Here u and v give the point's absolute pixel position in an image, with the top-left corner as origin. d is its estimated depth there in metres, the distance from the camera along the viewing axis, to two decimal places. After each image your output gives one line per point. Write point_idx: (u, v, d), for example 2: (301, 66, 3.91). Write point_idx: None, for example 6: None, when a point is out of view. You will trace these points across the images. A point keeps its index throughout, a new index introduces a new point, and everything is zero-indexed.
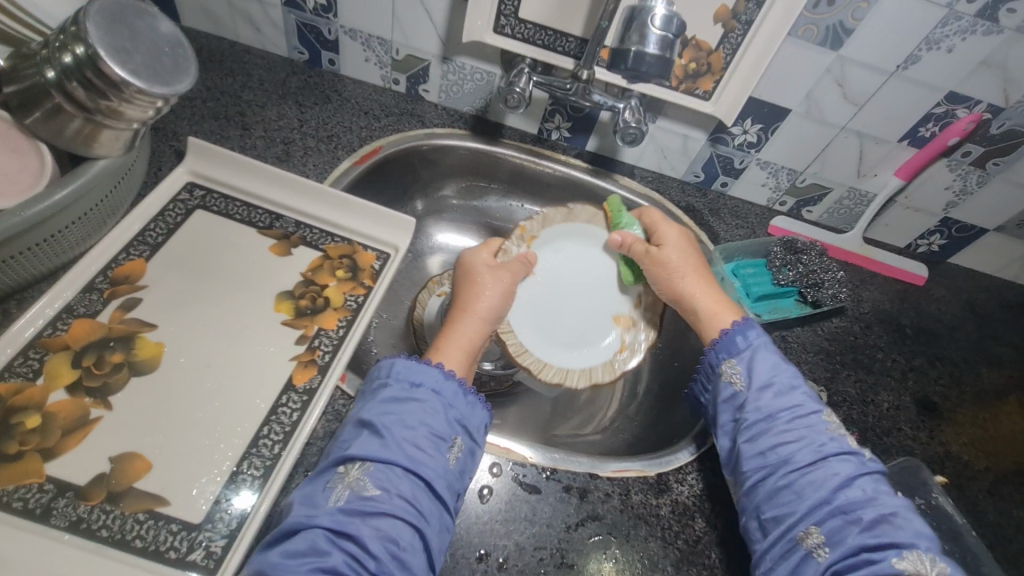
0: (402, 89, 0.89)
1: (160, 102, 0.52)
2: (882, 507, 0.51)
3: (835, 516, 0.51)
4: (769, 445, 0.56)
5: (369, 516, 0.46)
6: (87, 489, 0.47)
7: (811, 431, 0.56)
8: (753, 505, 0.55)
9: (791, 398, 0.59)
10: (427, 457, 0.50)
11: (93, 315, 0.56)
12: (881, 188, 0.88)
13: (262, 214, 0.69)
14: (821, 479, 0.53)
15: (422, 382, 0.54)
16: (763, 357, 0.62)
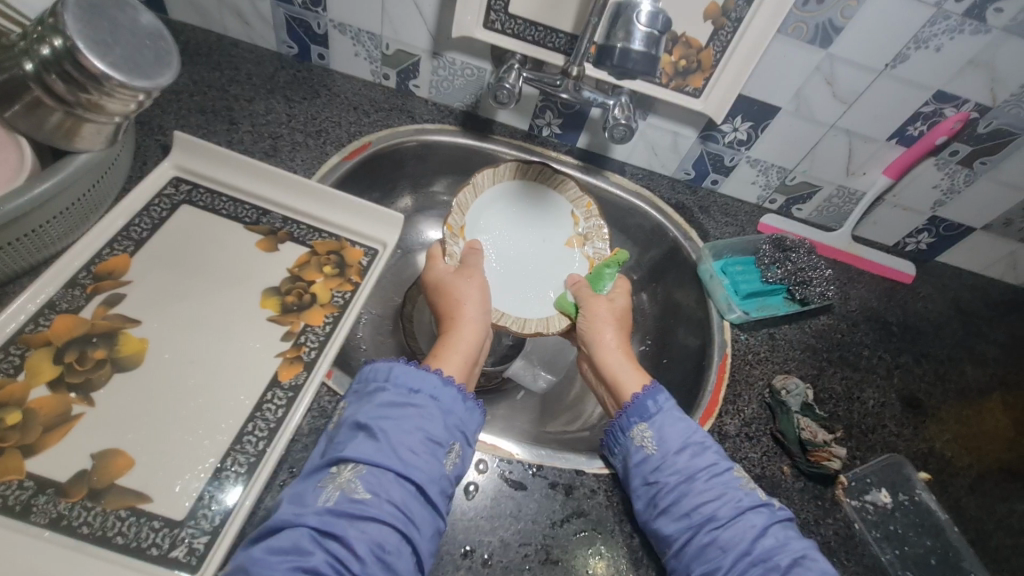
0: (392, 84, 0.89)
1: (140, 96, 0.52)
2: (794, 552, 0.51)
3: (756, 566, 0.50)
4: (690, 506, 0.54)
5: (350, 522, 0.45)
6: (69, 485, 0.47)
7: (728, 485, 0.55)
8: (681, 567, 0.53)
9: (704, 457, 0.57)
10: (419, 461, 0.50)
11: (75, 311, 0.56)
12: (870, 186, 0.89)
13: (249, 210, 0.69)
14: (742, 533, 0.52)
15: (421, 388, 0.54)
16: (678, 414, 0.60)
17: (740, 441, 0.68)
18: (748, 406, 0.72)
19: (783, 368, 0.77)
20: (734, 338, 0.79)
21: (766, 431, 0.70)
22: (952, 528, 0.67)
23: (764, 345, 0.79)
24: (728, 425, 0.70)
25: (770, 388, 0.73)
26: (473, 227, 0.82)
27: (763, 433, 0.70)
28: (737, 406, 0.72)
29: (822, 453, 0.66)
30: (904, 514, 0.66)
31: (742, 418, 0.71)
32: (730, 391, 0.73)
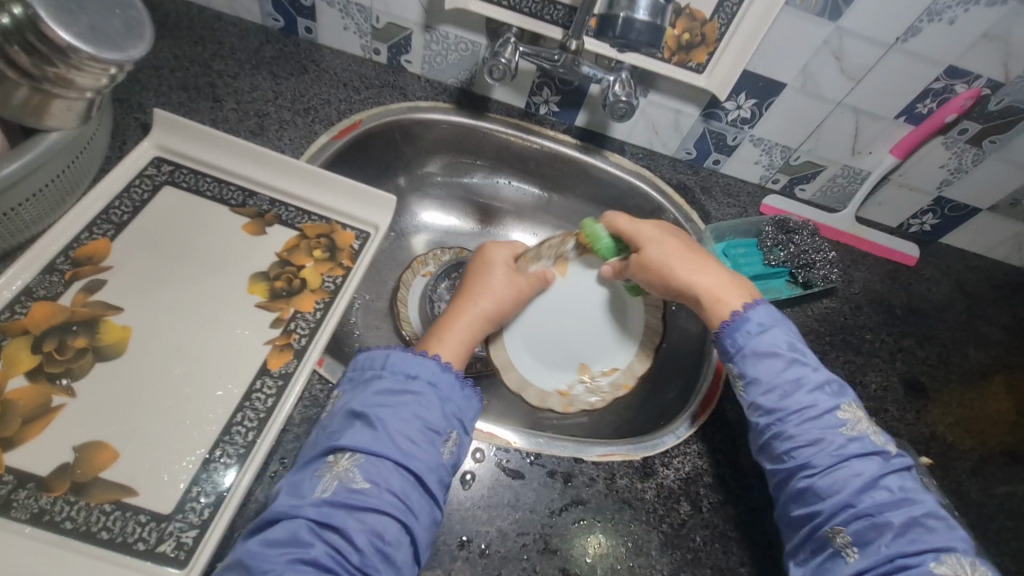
0: (383, 60, 0.85)
1: (113, 70, 0.48)
2: (908, 507, 0.50)
3: (860, 520, 0.49)
4: (787, 449, 0.54)
5: (351, 511, 0.44)
6: (50, 480, 0.45)
7: (829, 430, 0.53)
8: (784, 502, 0.55)
9: (798, 398, 0.55)
10: (415, 449, 0.48)
11: (53, 298, 0.53)
12: (876, 166, 0.86)
13: (235, 191, 0.66)
14: (842, 481, 0.51)
15: (419, 374, 0.53)
16: (768, 351, 0.57)
17: None
18: None
19: None
20: None
21: None
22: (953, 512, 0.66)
23: None
24: None
25: None
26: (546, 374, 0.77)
27: None
28: None
29: None
30: None
31: None
32: None
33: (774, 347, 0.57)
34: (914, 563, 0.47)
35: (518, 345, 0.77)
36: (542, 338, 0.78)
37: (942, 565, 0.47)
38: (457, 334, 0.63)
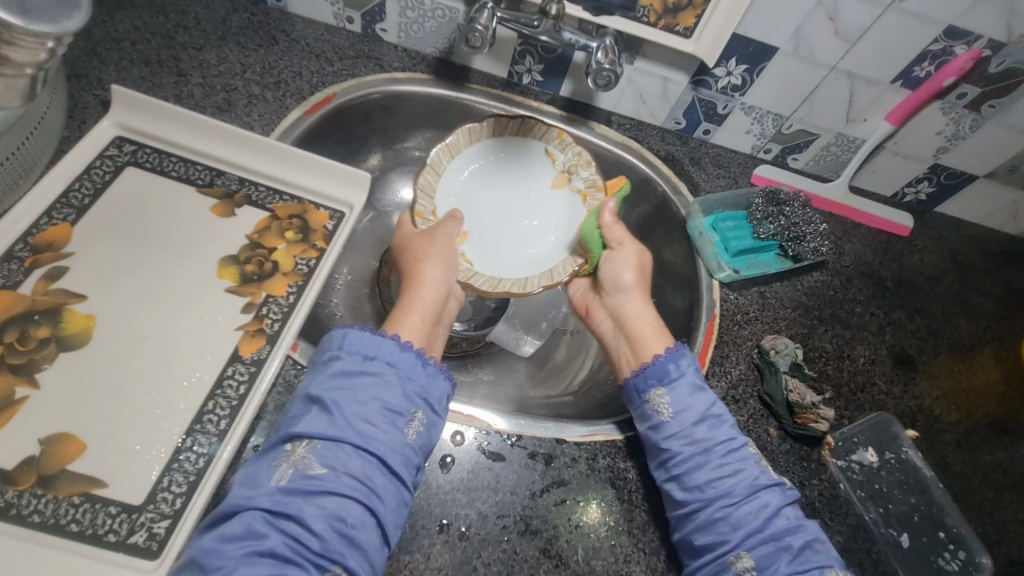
0: (358, 29, 0.81)
1: (52, 44, 0.44)
2: (805, 534, 0.51)
3: (767, 545, 0.50)
4: (705, 479, 0.53)
5: (308, 496, 0.44)
6: (15, 473, 0.44)
7: (745, 461, 0.54)
8: (684, 530, 0.52)
9: (722, 431, 0.55)
10: (378, 431, 0.48)
11: (14, 287, 0.51)
12: (870, 134, 0.84)
13: (202, 171, 0.64)
14: (753, 511, 0.51)
15: (376, 354, 0.52)
16: (700, 384, 0.57)
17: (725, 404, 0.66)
18: (735, 366, 0.69)
19: (773, 328, 0.74)
20: (724, 298, 0.75)
21: (753, 393, 0.67)
22: (937, 484, 0.66)
23: (754, 304, 0.76)
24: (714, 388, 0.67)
25: (758, 349, 0.70)
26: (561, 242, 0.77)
27: (750, 396, 0.67)
28: (724, 368, 0.69)
29: (809, 415, 0.64)
30: (889, 472, 0.66)
31: (728, 380, 0.68)
32: (717, 353, 0.70)
33: (703, 380, 0.58)
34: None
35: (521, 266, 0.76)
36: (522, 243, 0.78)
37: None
38: (428, 274, 0.64)
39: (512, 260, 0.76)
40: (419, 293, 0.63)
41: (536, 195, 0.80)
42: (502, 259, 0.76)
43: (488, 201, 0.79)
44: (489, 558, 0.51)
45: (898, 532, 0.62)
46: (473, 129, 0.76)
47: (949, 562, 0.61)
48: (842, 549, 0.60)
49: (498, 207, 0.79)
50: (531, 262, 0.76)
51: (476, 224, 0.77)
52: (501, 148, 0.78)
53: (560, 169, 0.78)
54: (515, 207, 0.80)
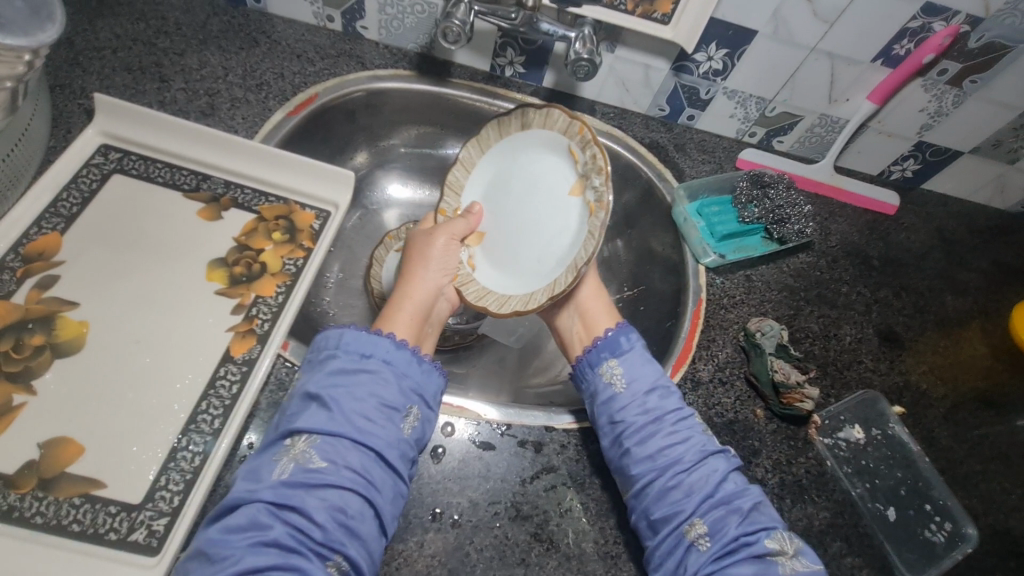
0: (339, 28, 0.82)
1: (28, 57, 0.45)
2: (754, 497, 0.54)
3: (718, 509, 0.52)
4: (657, 447, 0.55)
5: (310, 487, 0.45)
6: (17, 477, 0.45)
7: (694, 430, 0.57)
8: (642, 505, 0.53)
9: (672, 400, 0.58)
10: (377, 424, 0.49)
11: (7, 296, 0.52)
12: (853, 114, 0.84)
13: (188, 176, 0.64)
14: (704, 476, 0.53)
15: (373, 353, 0.53)
16: (648, 358, 0.61)
17: (713, 386, 0.67)
18: (722, 350, 0.70)
19: (759, 311, 0.75)
20: (710, 283, 0.76)
21: (740, 375, 0.68)
22: (923, 458, 0.68)
23: (740, 288, 0.76)
24: (701, 371, 0.68)
25: (744, 331, 0.71)
26: (550, 267, 0.66)
27: (737, 377, 0.68)
28: (711, 352, 0.70)
29: (794, 395, 0.64)
30: (875, 448, 0.67)
31: (715, 363, 0.69)
32: (704, 337, 0.71)
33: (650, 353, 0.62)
34: (753, 543, 0.50)
35: (513, 277, 0.69)
36: (523, 252, 0.69)
37: (776, 540, 0.51)
38: (420, 273, 0.66)
39: (508, 268, 0.70)
40: (411, 290, 0.65)
41: (552, 203, 0.69)
42: (498, 265, 0.71)
43: (507, 200, 0.73)
44: (481, 544, 0.52)
45: (884, 506, 0.63)
46: (502, 121, 0.71)
47: (935, 533, 0.62)
48: (829, 525, 0.61)
49: (519, 209, 0.71)
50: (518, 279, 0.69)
51: (492, 224, 0.73)
52: (534, 143, 0.71)
53: (577, 172, 0.65)
54: (533, 211, 0.70)
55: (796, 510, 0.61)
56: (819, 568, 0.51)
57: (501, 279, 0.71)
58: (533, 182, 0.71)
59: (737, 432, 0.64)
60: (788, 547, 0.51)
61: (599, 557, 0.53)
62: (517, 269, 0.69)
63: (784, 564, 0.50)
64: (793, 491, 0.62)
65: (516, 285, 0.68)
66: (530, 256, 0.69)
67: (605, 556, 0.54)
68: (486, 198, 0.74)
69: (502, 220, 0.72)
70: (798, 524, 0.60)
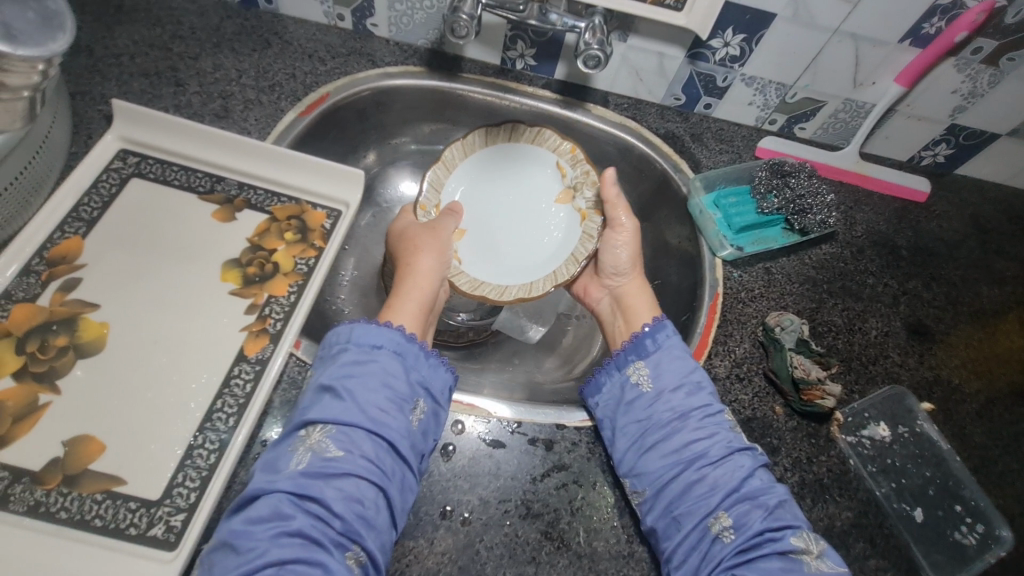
0: (349, 26, 0.82)
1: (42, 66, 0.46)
2: (779, 494, 0.51)
3: (743, 503, 0.50)
4: (681, 442, 0.53)
5: (327, 476, 0.46)
6: (43, 474, 0.47)
7: (721, 425, 0.54)
8: (664, 503, 0.51)
9: (700, 397, 0.55)
10: (388, 415, 0.50)
11: (32, 299, 0.54)
12: (880, 97, 0.80)
13: (203, 178, 0.66)
14: (729, 473, 0.51)
15: (382, 345, 0.53)
16: (679, 355, 0.58)
17: (730, 382, 0.65)
18: (739, 345, 0.68)
19: (779, 305, 0.72)
20: (727, 276, 0.73)
21: (758, 371, 0.66)
22: (954, 456, 0.65)
23: (759, 281, 0.74)
24: (717, 367, 0.66)
25: (763, 326, 0.69)
26: (542, 265, 0.77)
27: (756, 373, 0.66)
28: (727, 347, 0.68)
29: (815, 391, 0.62)
30: (902, 446, 0.64)
31: (733, 359, 0.67)
32: (720, 332, 0.69)
33: (681, 350, 0.58)
34: (778, 539, 0.49)
35: (496, 268, 0.77)
36: (505, 249, 0.79)
37: (802, 539, 0.49)
38: (424, 265, 0.66)
39: (493, 263, 0.78)
40: (419, 278, 0.65)
41: (535, 208, 0.80)
42: (484, 261, 0.77)
43: (488, 203, 0.80)
44: (491, 542, 0.52)
45: (911, 506, 0.60)
46: (491, 130, 0.76)
47: (966, 535, 0.60)
48: (852, 525, 0.59)
49: (500, 211, 0.80)
50: (509, 272, 0.77)
51: (473, 219, 0.79)
52: (517, 154, 0.79)
53: (567, 184, 0.78)
54: (513, 214, 0.80)
55: (817, 510, 0.59)
56: (843, 569, 0.49)
57: (489, 273, 0.76)
58: (518, 189, 0.80)
59: (755, 429, 0.63)
60: (814, 547, 0.48)
61: (611, 556, 0.53)
62: (505, 265, 0.78)
63: (809, 562, 0.48)
64: (814, 491, 0.60)
65: (500, 275, 0.76)
66: (516, 254, 0.79)
67: (618, 555, 0.53)
68: (465, 197, 0.79)
69: (483, 218, 0.79)
70: (820, 524, 0.58)
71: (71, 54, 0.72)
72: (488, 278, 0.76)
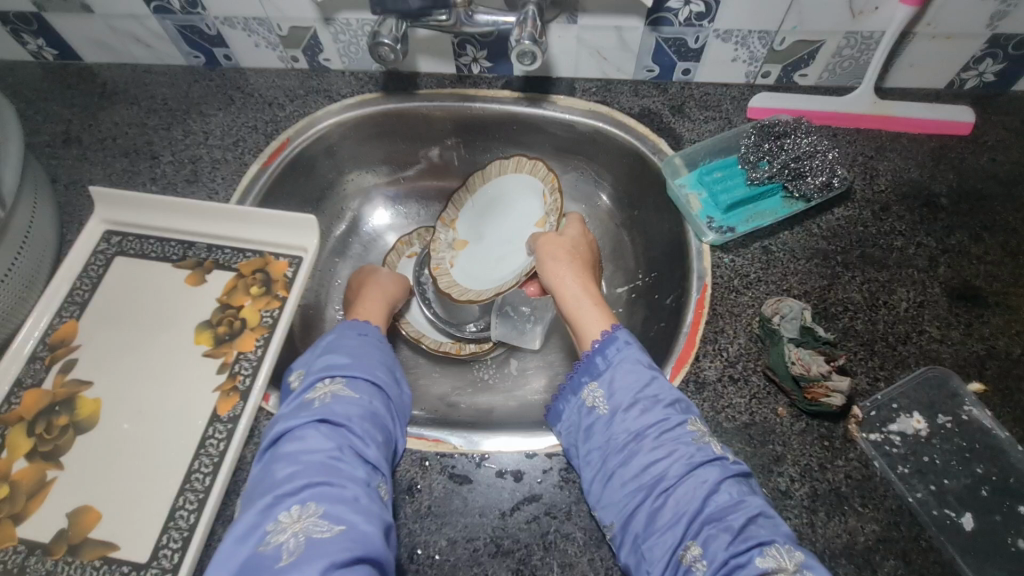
0: (305, 65, 0.82)
1: None
2: (749, 509, 0.46)
3: (708, 527, 0.46)
4: (640, 466, 0.50)
5: (344, 416, 0.51)
6: (52, 545, 0.53)
7: (680, 440, 0.50)
8: (633, 536, 0.48)
9: (655, 412, 0.52)
10: (385, 377, 0.57)
11: (39, 384, 0.61)
12: (889, 23, 0.67)
13: (176, 246, 0.69)
14: (690, 492, 0.48)
15: (371, 330, 0.61)
16: (631, 368, 0.55)
17: (722, 386, 0.58)
18: (733, 342, 0.61)
19: (780, 288, 0.63)
20: (717, 263, 0.66)
21: (756, 369, 0.59)
22: (1017, 446, 0.54)
23: (755, 263, 0.65)
24: (707, 370, 0.59)
25: (760, 316, 0.61)
26: (500, 277, 0.80)
27: (753, 372, 0.59)
28: (718, 346, 0.61)
29: (818, 389, 0.54)
30: (943, 440, 0.54)
31: (725, 359, 0.60)
32: (710, 329, 0.62)
33: (634, 361, 0.55)
34: (746, 565, 0.44)
35: (471, 274, 0.83)
36: (488, 259, 0.83)
37: (773, 558, 0.44)
38: (377, 279, 0.77)
39: (475, 271, 0.83)
40: (375, 286, 0.76)
41: (523, 227, 0.82)
42: (468, 268, 0.84)
43: (490, 220, 0.85)
44: None
45: (957, 512, 0.51)
46: (503, 162, 0.82)
47: None
48: (879, 540, 0.51)
49: (497, 227, 0.84)
50: (477, 281, 0.82)
51: (476, 228, 0.85)
52: (520, 179, 0.82)
53: (545, 210, 0.78)
54: (508, 232, 0.83)
55: (835, 524, 0.51)
56: None
57: (464, 279, 0.83)
58: (515, 207, 0.83)
59: (754, 437, 0.56)
60: (787, 564, 0.43)
61: None
62: (476, 274, 0.83)
63: None
64: (829, 503, 0.52)
65: (470, 280, 0.83)
66: (490, 266, 0.83)
67: None
68: (479, 214, 0.85)
69: (482, 233, 0.85)
70: (837, 541, 0.51)
71: (64, 146, 0.78)
72: (458, 279, 0.83)
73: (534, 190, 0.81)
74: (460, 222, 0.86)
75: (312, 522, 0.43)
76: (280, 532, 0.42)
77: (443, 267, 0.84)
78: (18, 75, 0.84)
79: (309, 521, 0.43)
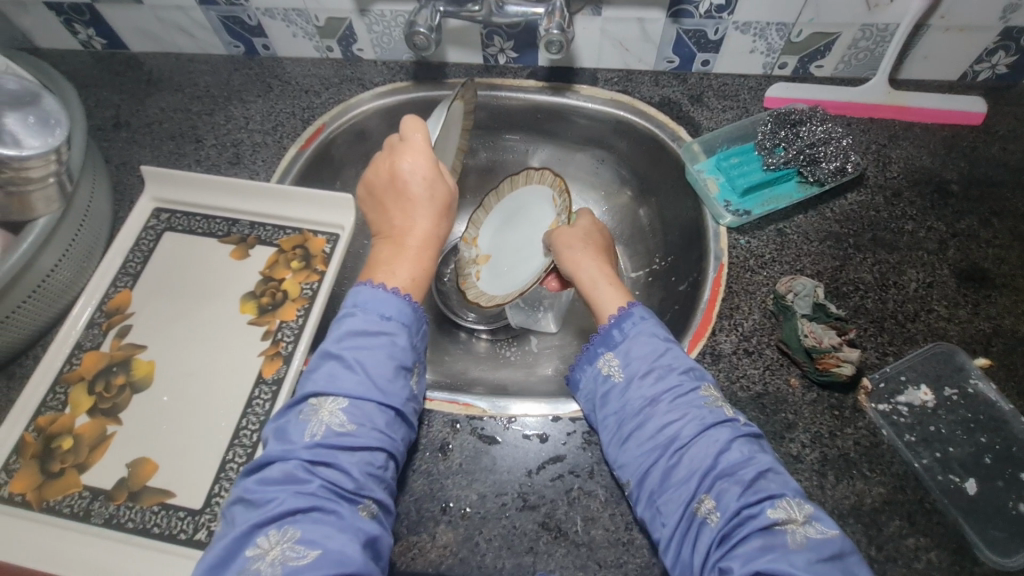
0: (339, 55, 0.86)
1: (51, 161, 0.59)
2: (759, 464, 0.50)
3: (720, 481, 0.49)
4: (655, 428, 0.53)
5: (335, 442, 0.50)
6: (113, 492, 0.57)
7: (693, 404, 0.53)
8: (647, 494, 0.51)
9: (668, 379, 0.55)
10: (392, 384, 0.54)
11: (97, 346, 0.65)
12: (903, 15, 0.70)
13: (221, 223, 0.74)
14: (702, 453, 0.51)
15: (391, 315, 0.56)
16: (647, 339, 0.58)
17: (737, 358, 0.62)
18: (747, 318, 0.64)
19: (794, 269, 0.66)
20: (733, 244, 0.69)
21: (769, 343, 0.62)
22: (1020, 418, 0.56)
23: (770, 244, 0.68)
24: (723, 343, 0.63)
25: (773, 294, 0.64)
26: (518, 283, 0.80)
27: (766, 346, 0.62)
28: (734, 321, 0.64)
29: (829, 359, 0.57)
30: (949, 411, 0.57)
31: (740, 333, 0.63)
32: (726, 306, 0.65)
33: (648, 334, 0.59)
34: (758, 515, 0.47)
35: (495, 285, 0.84)
36: (508, 269, 0.83)
37: (784, 509, 0.47)
38: (421, 209, 0.63)
39: (498, 282, 0.84)
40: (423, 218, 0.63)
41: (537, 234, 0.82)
42: (493, 281, 0.84)
43: (508, 232, 0.86)
44: (490, 534, 0.54)
45: (961, 478, 0.54)
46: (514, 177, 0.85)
47: None
48: (885, 502, 0.54)
49: (515, 238, 0.85)
50: (499, 290, 0.82)
51: (496, 242, 0.87)
52: (533, 191, 0.84)
53: (555, 213, 0.79)
54: (524, 240, 0.84)
55: (843, 487, 0.55)
56: (835, 532, 0.46)
57: (489, 290, 0.83)
58: (530, 217, 0.84)
59: (767, 406, 0.59)
60: (797, 515, 0.47)
61: (609, 544, 0.53)
62: (498, 284, 0.83)
63: (794, 531, 0.46)
64: (838, 467, 0.55)
65: (494, 291, 0.83)
66: (511, 274, 0.83)
67: (616, 542, 0.54)
68: (499, 229, 0.87)
69: (501, 246, 0.86)
70: (845, 502, 0.54)
71: (114, 130, 0.83)
72: (484, 291, 0.84)
73: (545, 198, 0.82)
74: (483, 238, 0.88)
75: (289, 547, 0.45)
76: (259, 558, 0.45)
77: (470, 282, 0.86)
78: (68, 63, 0.89)
79: (286, 547, 0.45)
